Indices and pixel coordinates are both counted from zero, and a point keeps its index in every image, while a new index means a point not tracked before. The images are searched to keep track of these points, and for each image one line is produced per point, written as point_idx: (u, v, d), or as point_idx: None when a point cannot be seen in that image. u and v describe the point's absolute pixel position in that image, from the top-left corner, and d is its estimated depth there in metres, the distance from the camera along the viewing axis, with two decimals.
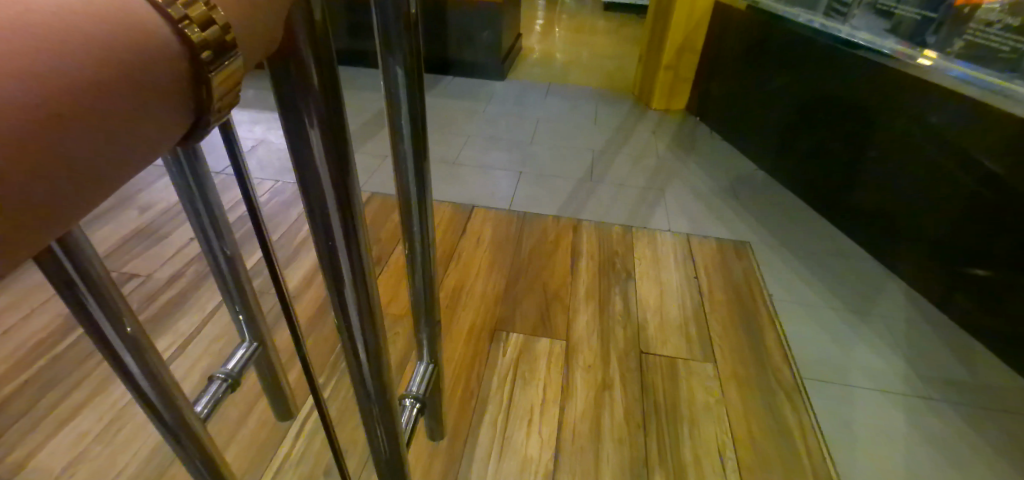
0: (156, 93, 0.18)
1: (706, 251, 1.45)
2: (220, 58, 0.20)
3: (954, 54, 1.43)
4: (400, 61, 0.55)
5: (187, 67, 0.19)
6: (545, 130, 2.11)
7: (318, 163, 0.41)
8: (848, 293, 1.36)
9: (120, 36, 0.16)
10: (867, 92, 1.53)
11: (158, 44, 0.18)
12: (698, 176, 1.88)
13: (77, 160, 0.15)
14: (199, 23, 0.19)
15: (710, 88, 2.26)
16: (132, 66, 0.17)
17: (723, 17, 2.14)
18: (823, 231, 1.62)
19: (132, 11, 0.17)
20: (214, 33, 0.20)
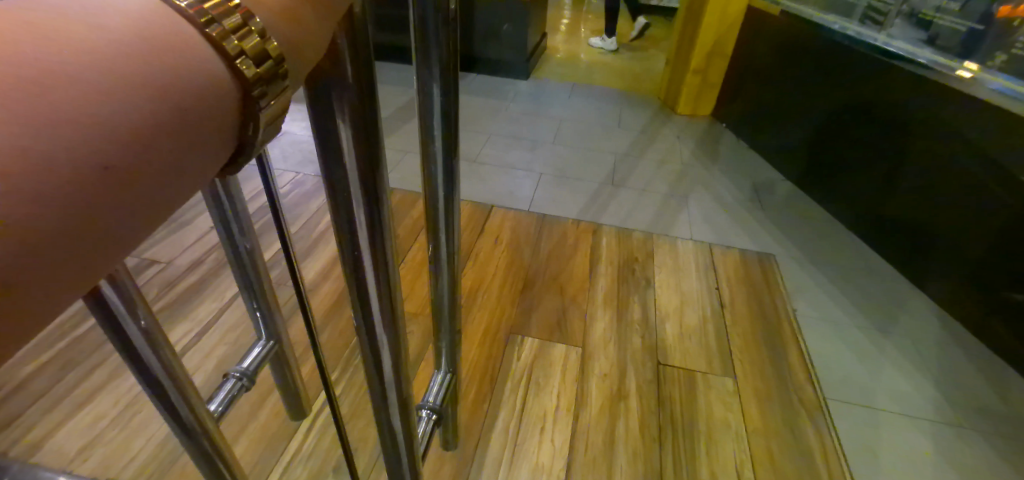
0: (206, 133, 0.16)
1: (729, 262, 1.42)
2: (270, 93, 0.18)
3: (995, 67, 1.37)
4: (438, 56, 0.53)
5: (238, 101, 0.17)
6: (568, 131, 2.09)
7: (347, 157, 0.40)
8: (876, 312, 1.31)
9: (168, 72, 0.15)
10: (906, 105, 1.47)
11: (207, 80, 0.16)
12: (722, 183, 1.84)
13: (120, 214, 0.14)
14: (251, 54, 0.17)
15: (738, 94, 2.21)
16: (183, 104, 0.15)
17: (755, 21, 2.09)
18: (850, 247, 1.56)
19: (182, 42, 0.15)
20: (266, 64, 0.18)
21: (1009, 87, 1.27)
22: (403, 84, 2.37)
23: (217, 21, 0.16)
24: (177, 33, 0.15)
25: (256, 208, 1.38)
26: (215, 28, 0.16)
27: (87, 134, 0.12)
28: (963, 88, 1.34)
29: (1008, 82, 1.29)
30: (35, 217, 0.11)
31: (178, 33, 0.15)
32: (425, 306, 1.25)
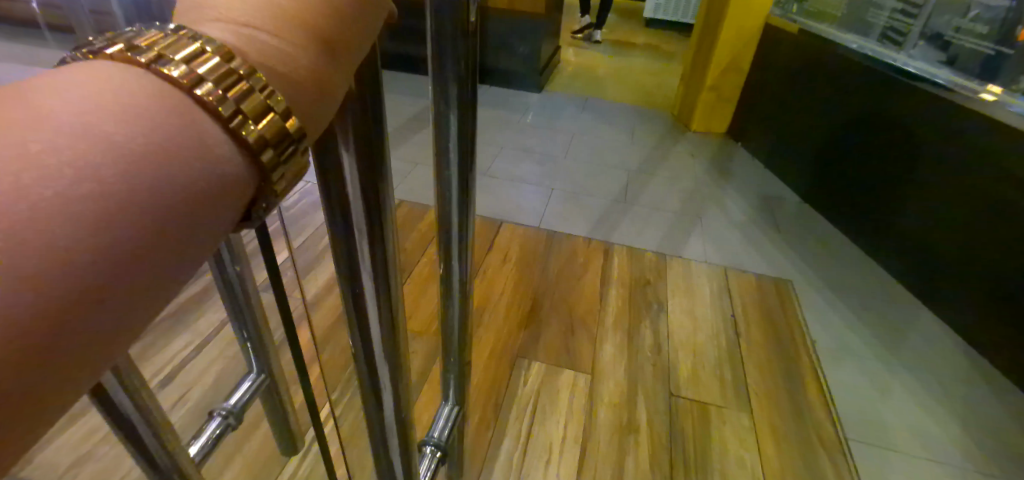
0: (220, 214, 0.17)
1: (744, 287, 1.37)
2: (283, 172, 0.19)
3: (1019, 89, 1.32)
4: (454, 74, 0.50)
5: (252, 184, 0.18)
6: (580, 146, 2.05)
7: (351, 196, 0.37)
8: (899, 344, 1.26)
9: (177, 171, 0.15)
10: (927, 128, 1.43)
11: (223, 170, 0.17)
12: (736, 203, 1.79)
13: (106, 321, 0.13)
14: (269, 137, 0.18)
15: (754, 112, 2.17)
16: (201, 197, 0.16)
17: (772, 39, 2.05)
18: (869, 272, 1.51)
19: (201, 137, 0.16)
20: (282, 147, 0.19)
21: None
22: (414, 95, 2.36)
23: (237, 110, 0.17)
24: (197, 130, 0.16)
25: None
26: (231, 115, 0.17)
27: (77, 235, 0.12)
28: (986, 109, 1.30)
29: None
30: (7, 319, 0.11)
31: (197, 126, 0.16)
32: (429, 325, 1.21)
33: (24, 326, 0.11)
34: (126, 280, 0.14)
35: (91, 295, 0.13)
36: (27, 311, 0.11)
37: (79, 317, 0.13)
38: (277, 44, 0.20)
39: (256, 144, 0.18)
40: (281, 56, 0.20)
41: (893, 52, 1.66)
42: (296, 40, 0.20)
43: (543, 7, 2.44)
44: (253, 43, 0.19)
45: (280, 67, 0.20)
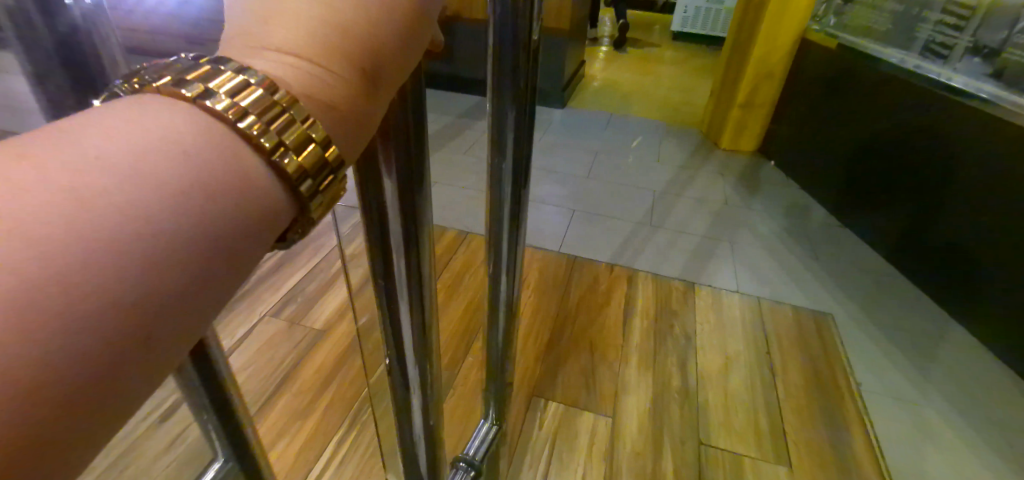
0: (256, 246, 0.18)
1: (780, 320, 1.28)
2: (320, 199, 0.20)
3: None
4: (512, 106, 0.45)
5: (291, 213, 0.19)
6: (604, 165, 1.99)
7: (391, 212, 0.38)
8: (955, 389, 1.14)
9: (220, 211, 0.16)
10: (978, 147, 1.31)
11: (257, 203, 0.18)
12: (770, 226, 1.68)
13: (165, 344, 0.15)
14: (310, 167, 0.19)
15: (787, 128, 2.06)
16: (238, 231, 0.17)
17: (808, 54, 1.95)
18: (918, 304, 1.39)
19: (245, 175, 0.17)
20: (320, 176, 0.20)
21: None
22: (434, 111, 2.33)
23: (282, 145, 0.18)
24: (241, 167, 0.17)
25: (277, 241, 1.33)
26: (276, 151, 0.18)
27: (128, 270, 0.14)
28: None
29: None
30: (69, 360, 0.13)
31: (240, 162, 0.17)
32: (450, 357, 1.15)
33: (80, 366, 0.13)
34: (164, 314, 0.15)
35: (141, 330, 0.14)
36: (84, 349, 0.13)
37: (140, 345, 0.14)
38: (316, 72, 0.20)
39: (297, 175, 0.19)
40: (319, 83, 0.20)
41: (936, 65, 1.57)
42: (335, 64, 0.20)
43: (567, 23, 2.40)
44: (292, 71, 0.20)
45: (325, 94, 0.20)
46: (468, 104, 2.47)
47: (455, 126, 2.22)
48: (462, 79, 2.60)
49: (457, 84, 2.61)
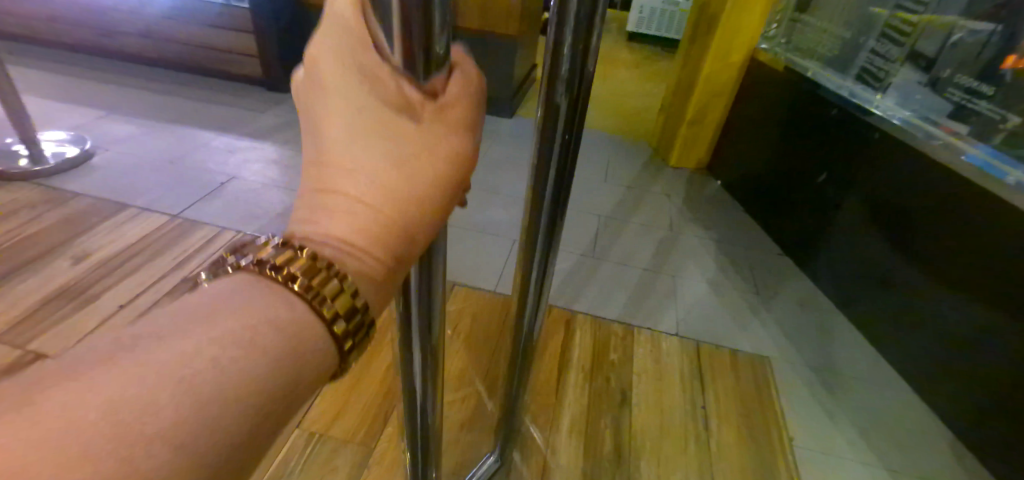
0: (307, 382, 0.29)
1: (719, 365, 1.25)
2: (359, 344, 0.32)
3: (998, 145, 1.19)
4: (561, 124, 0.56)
5: (333, 359, 0.30)
6: (549, 185, 1.91)
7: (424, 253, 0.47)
8: (882, 440, 1.14)
9: (282, 372, 0.27)
10: (911, 188, 1.29)
11: (314, 344, 0.29)
12: (713, 254, 1.65)
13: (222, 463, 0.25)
14: (348, 328, 0.30)
15: (733, 148, 2.02)
16: (289, 385, 0.28)
17: (755, 75, 1.92)
18: (851, 342, 1.38)
19: (305, 340, 0.29)
20: (356, 335, 0.31)
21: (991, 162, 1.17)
22: None
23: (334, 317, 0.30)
24: (305, 338, 0.29)
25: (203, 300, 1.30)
26: (332, 322, 0.30)
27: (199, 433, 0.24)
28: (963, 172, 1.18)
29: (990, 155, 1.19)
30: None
31: (305, 335, 0.29)
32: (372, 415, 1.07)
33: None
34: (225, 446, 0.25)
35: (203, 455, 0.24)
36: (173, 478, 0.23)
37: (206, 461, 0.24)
38: (366, 254, 0.32)
39: (340, 335, 0.30)
40: (361, 263, 0.32)
41: (869, 94, 1.56)
42: (376, 246, 0.32)
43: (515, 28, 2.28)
44: (349, 256, 0.31)
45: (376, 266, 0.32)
46: None
47: None
48: None
49: None
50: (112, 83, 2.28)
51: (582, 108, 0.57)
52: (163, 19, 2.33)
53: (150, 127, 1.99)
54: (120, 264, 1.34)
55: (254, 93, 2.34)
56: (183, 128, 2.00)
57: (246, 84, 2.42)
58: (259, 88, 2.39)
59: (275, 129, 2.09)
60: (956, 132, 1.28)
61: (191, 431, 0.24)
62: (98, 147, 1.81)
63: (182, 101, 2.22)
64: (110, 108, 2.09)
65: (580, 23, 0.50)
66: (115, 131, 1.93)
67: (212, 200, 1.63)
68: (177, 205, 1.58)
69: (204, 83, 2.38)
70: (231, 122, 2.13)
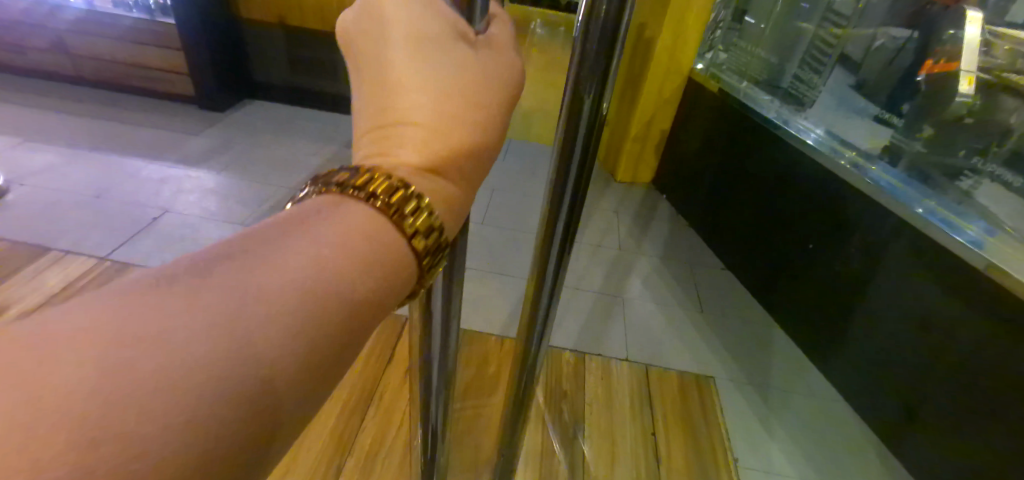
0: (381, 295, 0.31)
1: (666, 386, 1.30)
2: (431, 267, 0.35)
3: (902, 168, 1.37)
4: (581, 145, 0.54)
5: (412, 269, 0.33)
6: (500, 207, 1.92)
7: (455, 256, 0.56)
8: (814, 451, 1.22)
9: (360, 279, 0.30)
10: (836, 210, 1.38)
11: (399, 262, 0.32)
12: (661, 272, 1.72)
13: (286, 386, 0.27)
14: (425, 244, 0.33)
15: (678, 164, 2.10)
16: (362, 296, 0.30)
17: (694, 94, 1.99)
18: (788, 356, 1.46)
19: (383, 248, 0.31)
20: (431, 251, 0.34)
21: (894, 184, 1.32)
22: (318, 144, 2.16)
23: (412, 226, 0.32)
24: (383, 247, 0.31)
25: None
26: (410, 234, 0.32)
27: (274, 327, 0.26)
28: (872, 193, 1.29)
29: (894, 179, 1.33)
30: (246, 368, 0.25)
31: (387, 248, 0.31)
32: (324, 460, 1.05)
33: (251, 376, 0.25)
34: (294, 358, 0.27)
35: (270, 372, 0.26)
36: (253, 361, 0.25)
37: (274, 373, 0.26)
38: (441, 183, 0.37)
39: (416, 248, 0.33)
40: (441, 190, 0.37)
41: (792, 112, 1.71)
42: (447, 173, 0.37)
43: None
44: (426, 173, 0.36)
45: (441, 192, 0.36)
46: None
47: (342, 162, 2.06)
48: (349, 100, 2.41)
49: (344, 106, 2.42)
50: (24, 105, 2.11)
51: (591, 166, 0.56)
52: (80, 34, 2.18)
53: (70, 156, 1.84)
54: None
55: (187, 113, 2.21)
56: (109, 156, 1.87)
57: (178, 102, 2.29)
58: (192, 107, 2.27)
59: (212, 153, 1.99)
60: (868, 151, 1.45)
61: (270, 332, 0.26)
62: (10, 182, 1.66)
63: (105, 123, 2.07)
64: (21, 133, 1.93)
65: (598, 64, 0.48)
66: (29, 162, 1.78)
67: (144, 236, 1.53)
68: (105, 244, 1.48)
69: (130, 103, 2.23)
70: (160, 144, 2.00)
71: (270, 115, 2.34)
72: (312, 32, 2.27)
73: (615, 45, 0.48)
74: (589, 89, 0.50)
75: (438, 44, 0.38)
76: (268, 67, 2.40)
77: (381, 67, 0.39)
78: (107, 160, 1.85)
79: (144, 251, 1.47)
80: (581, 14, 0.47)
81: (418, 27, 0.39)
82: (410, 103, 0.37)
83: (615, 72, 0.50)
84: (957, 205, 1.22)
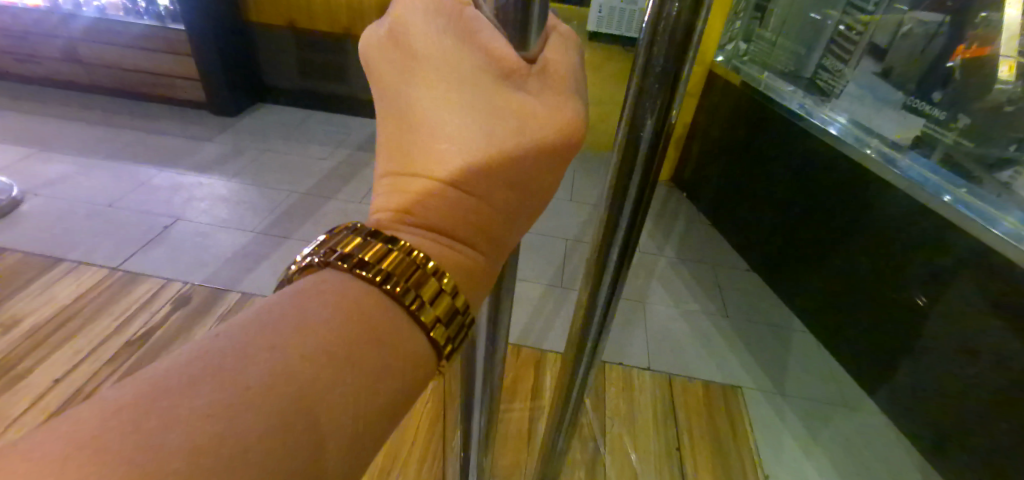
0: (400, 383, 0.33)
1: (692, 398, 1.24)
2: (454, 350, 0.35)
3: (936, 160, 1.28)
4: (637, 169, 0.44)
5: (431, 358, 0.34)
6: None
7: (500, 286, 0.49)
8: (853, 468, 1.15)
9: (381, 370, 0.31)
10: (867, 207, 1.30)
11: (417, 355, 0.33)
12: (685, 276, 1.65)
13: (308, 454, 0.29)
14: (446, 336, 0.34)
15: (701, 161, 2.02)
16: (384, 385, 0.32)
17: (715, 88, 1.91)
18: (822, 364, 1.39)
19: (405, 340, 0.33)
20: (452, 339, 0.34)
21: (927, 177, 1.24)
22: (329, 146, 2.14)
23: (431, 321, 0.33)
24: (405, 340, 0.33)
25: (140, 354, 1.18)
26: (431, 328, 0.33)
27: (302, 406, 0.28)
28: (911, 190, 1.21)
29: (926, 172, 1.25)
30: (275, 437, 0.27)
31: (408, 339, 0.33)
32: None
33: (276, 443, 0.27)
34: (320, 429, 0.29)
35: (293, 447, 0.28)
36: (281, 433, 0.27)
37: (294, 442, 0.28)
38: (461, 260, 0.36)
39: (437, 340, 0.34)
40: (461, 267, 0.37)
41: (817, 104, 1.62)
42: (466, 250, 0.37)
43: None
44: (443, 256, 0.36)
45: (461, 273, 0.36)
46: (369, 133, 2.28)
47: (354, 165, 2.03)
48: (361, 101, 2.39)
49: (356, 107, 2.40)
50: (40, 115, 2.11)
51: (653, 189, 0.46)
52: (93, 43, 2.18)
53: (84, 165, 1.84)
54: (56, 332, 1.22)
55: (200, 119, 2.21)
56: (122, 164, 1.87)
57: (191, 108, 2.29)
58: (205, 113, 2.27)
59: (225, 159, 1.98)
60: (897, 143, 1.36)
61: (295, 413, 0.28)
62: (26, 193, 1.66)
63: (119, 131, 2.07)
64: (37, 143, 1.94)
65: (665, 82, 0.38)
66: (45, 173, 1.78)
67: (156, 245, 1.51)
68: (118, 254, 1.46)
69: (143, 110, 2.23)
70: (173, 150, 1.99)
71: (282, 119, 2.33)
72: (322, 33, 2.24)
73: (684, 65, 0.38)
74: (650, 108, 0.40)
75: (471, 87, 0.33)
76: (279, 70, 2.38)
77: (405, 105, 0.34)
78: (120, 168, 1.84)
79: (157, 260, 1.45)
80: (644, 25, 0.37)
81: (453, 67, 0.33)
82: (438, 157, 0.33)
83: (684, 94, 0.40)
84: (995, 198, 1.13)
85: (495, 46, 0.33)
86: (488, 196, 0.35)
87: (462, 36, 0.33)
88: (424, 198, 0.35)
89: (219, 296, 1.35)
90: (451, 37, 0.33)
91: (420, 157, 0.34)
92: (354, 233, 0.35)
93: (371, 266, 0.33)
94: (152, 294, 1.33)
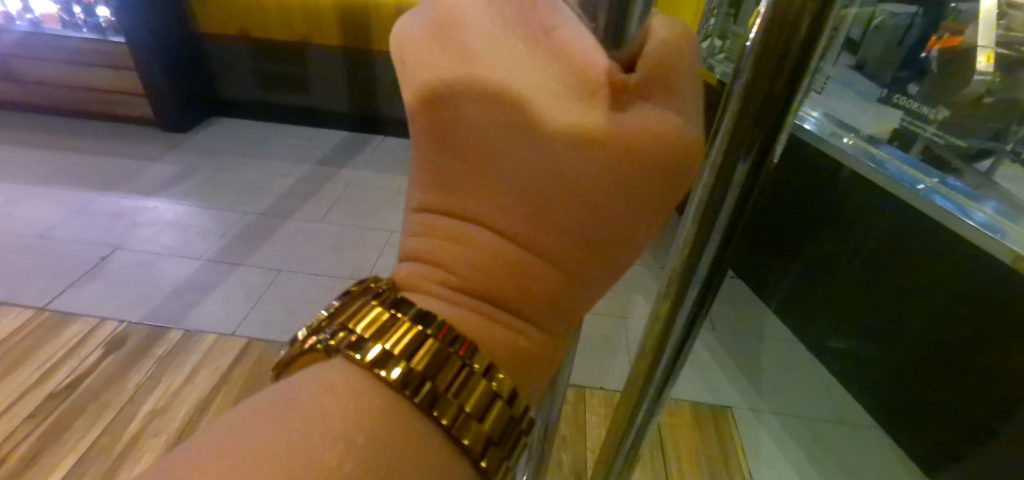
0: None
1: (681, 426, 1.15)
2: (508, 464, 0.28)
3: (915, 154, 1.18)
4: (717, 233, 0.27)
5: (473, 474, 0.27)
6: None
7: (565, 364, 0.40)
8: None
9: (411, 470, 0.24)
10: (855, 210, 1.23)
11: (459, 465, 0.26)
12: None
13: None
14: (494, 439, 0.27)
15: None
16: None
17: None
18: (809, 372, 1.32)
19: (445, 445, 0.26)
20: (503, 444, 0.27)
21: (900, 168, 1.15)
22: (289, 162, 2.01)
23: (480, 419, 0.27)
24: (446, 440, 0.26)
25: (64, 408, 1.05)
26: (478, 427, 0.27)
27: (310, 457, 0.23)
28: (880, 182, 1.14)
29: (899, 162, 1.17)
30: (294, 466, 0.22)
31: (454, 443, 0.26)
32: None
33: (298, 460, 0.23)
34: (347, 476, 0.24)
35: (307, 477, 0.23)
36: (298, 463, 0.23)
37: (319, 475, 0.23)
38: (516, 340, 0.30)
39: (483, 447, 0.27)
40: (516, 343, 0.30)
41: None
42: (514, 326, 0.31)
43: None
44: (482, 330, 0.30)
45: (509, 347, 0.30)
46: (333, 147, 2.15)
47: (315, 181, 1.91)
48: (324, 113, 2.27)
49: (319, 119, 2.28)
50: None
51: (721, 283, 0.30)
52: (29, 59, 2.03)
53: (16, 191, 1.69)
54: None
55: (150, 137, 2.07)
56: (60, 189, 1.72)
57: (139, 125, 2.14)
58: (155, 130, 2.13)
59: (174, 180, 1.84)
60: (874, 136, 1.28)
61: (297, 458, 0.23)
62: None
63: (59, 152, 1.93)
64: None
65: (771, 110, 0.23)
66: None
67: (93, 279, 1.38)
68: (48, 291, 1.33)
69: (87, 129, 2.08)
70: (118, 171, 1.85)
71: (240, 134, 2.19)
72: (278, 42, 2.12)
73: (804, 82, 0.23)
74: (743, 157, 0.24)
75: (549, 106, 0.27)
76: (235, 82, 2.25)
77: (463, 122, 0.29)
78: (56, 194, 1.70)
79: (92, 296, 1.32)
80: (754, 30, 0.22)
81: (527, 80, 0.27)
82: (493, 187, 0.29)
83: (791, 132, 0.25)
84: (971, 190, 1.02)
85: (579, 48, 0.26)
86: (551, 253, 0.29)
87: (533, 34, 0.27)
88: (468, 246, 0.30)
89: (160, 335, 1.23)
90: (517, 37, 0.27)
91: (471, 191, 0.30)
92: (374, 299, 0.30)
93: (396, 362, 0.26)
94: (85, 336, 1.21)
